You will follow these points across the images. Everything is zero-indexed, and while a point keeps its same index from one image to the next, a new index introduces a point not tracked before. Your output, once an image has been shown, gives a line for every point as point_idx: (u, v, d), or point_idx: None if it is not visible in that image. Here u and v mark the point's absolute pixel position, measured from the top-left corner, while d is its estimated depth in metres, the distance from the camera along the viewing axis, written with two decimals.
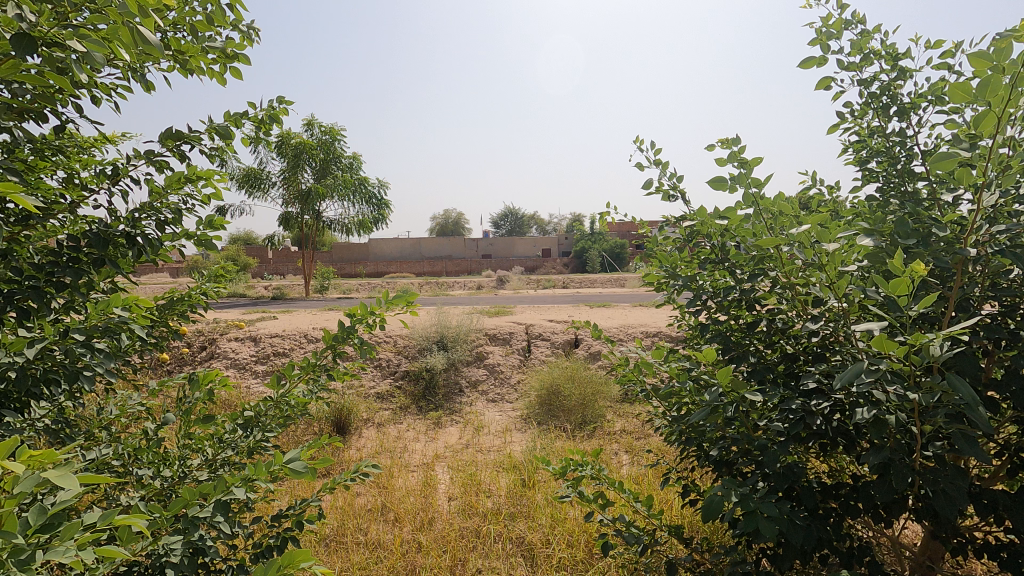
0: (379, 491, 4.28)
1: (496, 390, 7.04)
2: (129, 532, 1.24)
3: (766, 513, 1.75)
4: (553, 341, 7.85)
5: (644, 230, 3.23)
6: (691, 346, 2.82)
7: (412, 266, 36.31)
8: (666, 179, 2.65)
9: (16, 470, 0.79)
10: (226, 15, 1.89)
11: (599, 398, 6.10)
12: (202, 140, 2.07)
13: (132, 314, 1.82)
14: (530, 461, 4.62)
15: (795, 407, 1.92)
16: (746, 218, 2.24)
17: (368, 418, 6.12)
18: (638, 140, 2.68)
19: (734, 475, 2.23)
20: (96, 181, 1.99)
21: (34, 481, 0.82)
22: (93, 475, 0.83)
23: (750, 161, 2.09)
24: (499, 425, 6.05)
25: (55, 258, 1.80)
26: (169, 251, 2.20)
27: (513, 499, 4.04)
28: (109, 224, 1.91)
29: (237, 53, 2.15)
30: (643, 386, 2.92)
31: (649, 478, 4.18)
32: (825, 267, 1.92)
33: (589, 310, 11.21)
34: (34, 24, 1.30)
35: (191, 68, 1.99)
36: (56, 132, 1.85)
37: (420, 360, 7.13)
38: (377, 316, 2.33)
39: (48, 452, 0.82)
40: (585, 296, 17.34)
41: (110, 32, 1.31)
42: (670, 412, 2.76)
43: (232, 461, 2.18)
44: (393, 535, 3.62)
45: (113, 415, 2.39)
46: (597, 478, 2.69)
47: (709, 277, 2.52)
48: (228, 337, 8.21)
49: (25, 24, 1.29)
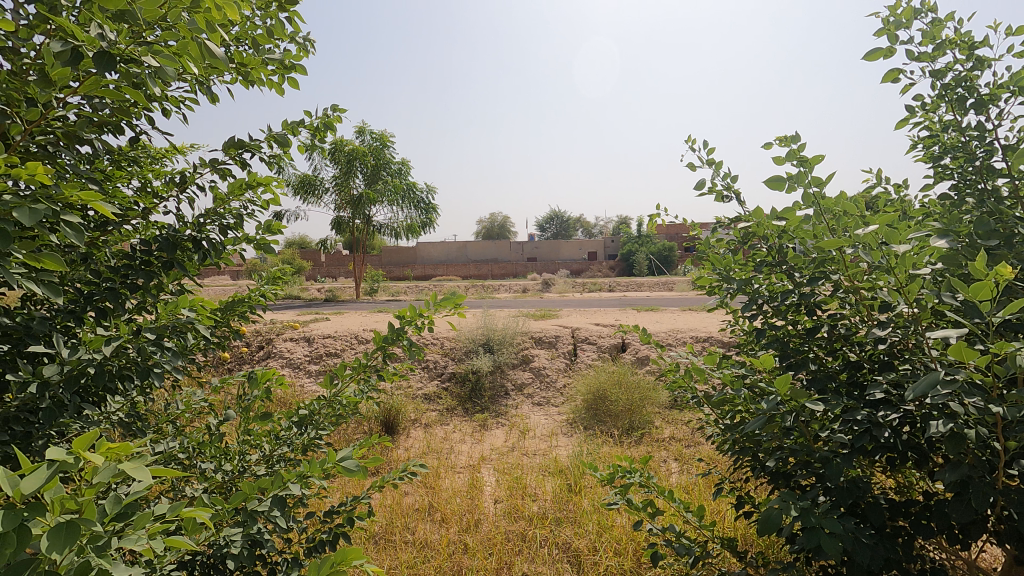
0: (426, 491, 4.34)
1: (541, 394, 7.02)
2: (194, 523, 1.29)
3: (828, 529, 1.66)
4: (599, 345, 7.76)
5: (695, 232, 3.15)
6: (745, 352, 2.72)
7: (459, 269, 36.76)
8: (719, 179, 2.57)
9: (98, 460, 0.83)
10: (285, 27, 1.96)
11: (648, 404, 5.97)
12: (261, 148, 2.16)
13: (197, 315, 1.93)
14: (577, 466, 4.57)
15: (860, 418, 1.81)
16: (805, 219, 2.14)
17: (415, 418, 6.23)
18: (690, 139, 2.61)
19: (792, 488, 2.13)
20: (166, 188, 2.10)
21: (111, 473, 0.86)
22: (162, 468, 0.87)
23: (810, 159, 2.00)
24: (544, 428, 6.02)
25: (130, 261, 1.92)
26: (231, 254, 2.30)
27: (558, 504, 4.02)
28: (177, 229, 2.02)
29: (294, 64, 2.23)
30: (693, 393, 2.84)
31: (699, 487, 4.06)
32: (894, 270, 1.81)
33: (636, 313, 11.04)
34: (113, 43, 1.38)
35: (252, 79, 2.07)
36: (131, 143, 1.97)
37: (466, 362, 7.18)
38: (426, 318, 2.36)
39: (125, 444, 0.86)
40: (632, 300, 17.03)
41: (181, 48, 1.38)
42: (722, 420, 2.67)
43: (288, 457, 2.25)
44: (440, 535, 3.67)
45: (179, 410, 2.53)
46: (646, 486, 2.63)
47: (765, 281, 2.42)
48: (284, 337, 8.55)
49: (104, 43, 1.37)
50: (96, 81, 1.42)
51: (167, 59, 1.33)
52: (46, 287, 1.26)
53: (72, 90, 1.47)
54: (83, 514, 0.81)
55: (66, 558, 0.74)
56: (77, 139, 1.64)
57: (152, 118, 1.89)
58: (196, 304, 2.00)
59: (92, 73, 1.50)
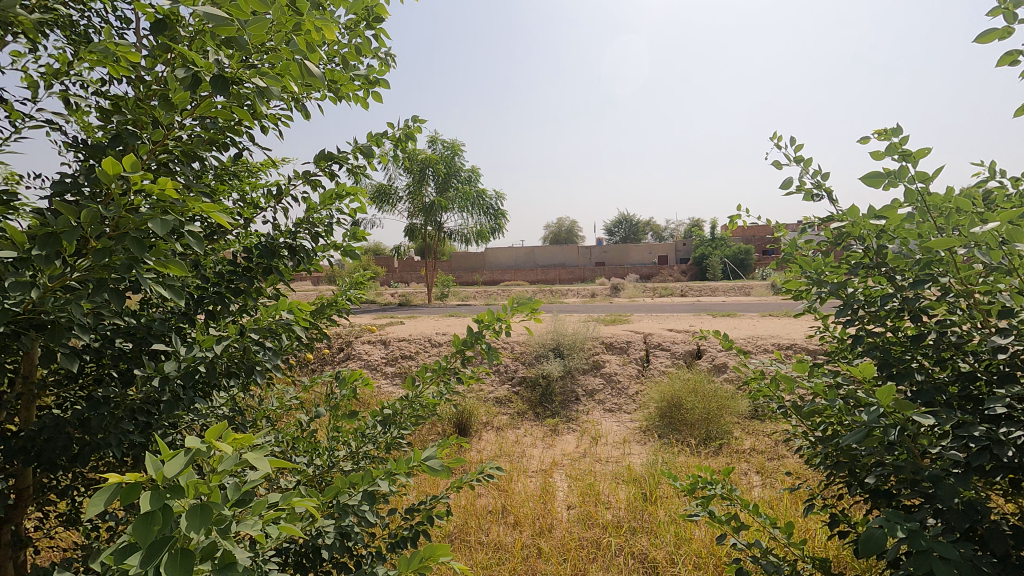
0: (499, 493, 4.38)
1: (613, 400, 6.91)
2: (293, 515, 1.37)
3: (941, 554, 1.52)
4: (673, 352, 7.54)
5: (779, 233, 3.00)
6: (838, 361, 2.56)
7: (527, 274, 36.97)
8: (808, 177, 2.44)
9: (227, 450, 0.89)
10: (371, 44, 2.06)
11: (726, 413, 5.72)
12: (348, 159, 2.28)
13: (294, 317, 2.07)
14: (652, 475, 4.46)
15: (978, 435, 1.65)
16: (908, 217, 1.99)
17: (487, 421, 6.32)
18: (775, 136, 2.50)
19: (896, 508, 1.97)
20: (264, 200, 2.26)
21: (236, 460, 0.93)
22: (281, 461, 0.92)
23: (915, 153, 1.86)
24: (617, 435, 5.92)
25: (234, 267, 2.07)
26: (320, 260, 2.44)
27: (633, 513, 3.93)
28: (274, 238, 2.16)
29: (378, 78, 2.34)
30: (780, 402, 2.70)
31: (785, 503, 3.84)
32: (1017, 272, 1.64)
33: (712, 319, 10.64)
34: (225, 67, 1.51)
35: (341, 95, 2.19)
36: (235, 159, 2.14)
37: (537, 366, 7.20)
38: (504, 323, 2.39)
39: (249, 436, 0.92)
40: (707, 306, 16.42)
41: (283, 68, 1.48)
42: (813, 432, 2.52)
43: (372, 454, 2.35)
44: (514, 538, 3.69)
45: (273, 407, 2.70)
46: (729, 498, 2.52)
47: (861, 285, 2.26)
48: (362, 340, 8.94)
49: (218, 67, 1.50)
50: (210, 103, 1.56)
51: (272, 79, 1.44)
52: (172, 291, 1.40)
53: (189, 112, 1.62)
54: (211, 498, 0.88)
55: (200, 537, 0.81)
56: (192, 156, 1.80)
57: (252, 134, 2.04)
58: (292, 307, 2.14)
59: (205, 96, 1.65)
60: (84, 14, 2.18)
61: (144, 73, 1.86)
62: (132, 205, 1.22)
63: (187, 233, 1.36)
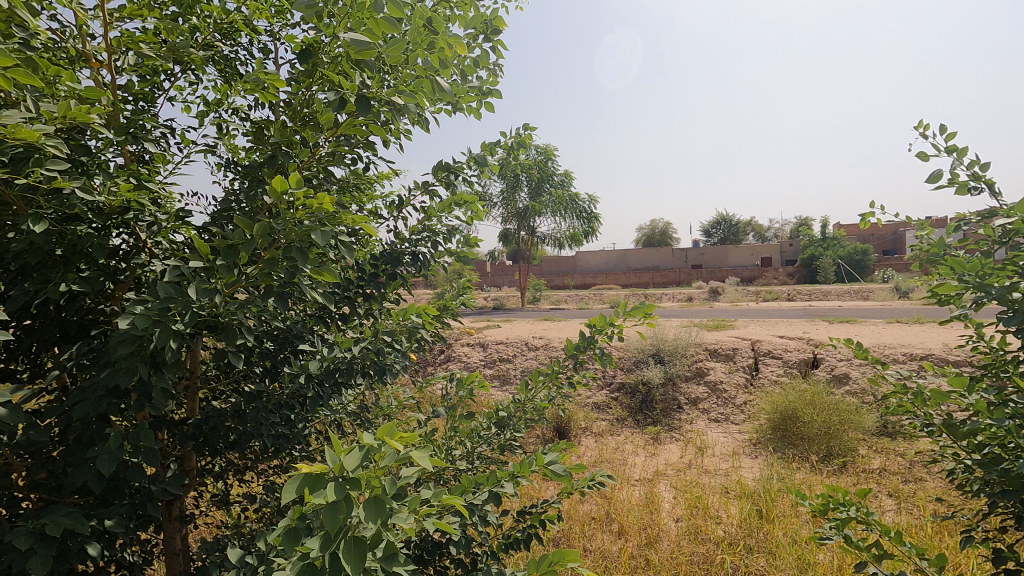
0: (603, 500, 4.32)
1: (718, 409, 6.59)
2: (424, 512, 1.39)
3: None
4: (785, 360, 7.06)
5: (923, 232, 2.70)
6: (1002, 375, 2.25)
7: (619, 278, 36.32)
8: (962, 169, 2.18)
9: (395, 447, 0.94)
10: (488, 56, 2.13)
11: (849, 429, 5.26)
12: (465, 169, 2.39)
13: (422, 321, 2.25)
14: (767, 492, 4.19)
15: None
16: None
17: (586, 427, 6.26)
18: (921, 125, 2.27)
19: None
20: (387, 210, 2.39)
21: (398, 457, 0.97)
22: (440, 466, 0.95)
23: None
24: (724, 447, 5.64)
25: (362, 273, 2.20)
26: (436, 266, 2.54)
27: (748, 531, 3.71)
28: (397, 245, 2.28)
29: (491, 88, 2.40)
30: (927, 420, 2.43)
31: (927, 532, 3.44)
32: None
33: (827, 326, 9.84)
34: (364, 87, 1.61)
35: (458, 107, 2.27)
36: (362, 172, 2.28)
37: (636, 372, 7.04)
38: (617, 327, 2.35)
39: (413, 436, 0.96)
40: (820, 311, 15.20)
41: (417, 85, 1.57)
42: (972, 455, 2.23)
43: (487, 455, 2.39)
44: (620, 547, 3.62)
45: (392, 406, 2.85)
46: (869, 523, 2.29)
47: None
48: (462, 343, 9.23)
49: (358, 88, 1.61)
50: (350, 121, 1.67)
51: (409, 97, 1.54)
52: (323, 295, 1.52)
53: (332, 131, 1.77)
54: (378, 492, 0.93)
55: (374, 528, 0.86)
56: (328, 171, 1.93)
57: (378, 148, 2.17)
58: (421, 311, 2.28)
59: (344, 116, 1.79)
60: (236, 49, 2.44)
61: (289, 98, 2.05)
62: (291, 217, 1.33)
63: (344, 241, 1.48)
